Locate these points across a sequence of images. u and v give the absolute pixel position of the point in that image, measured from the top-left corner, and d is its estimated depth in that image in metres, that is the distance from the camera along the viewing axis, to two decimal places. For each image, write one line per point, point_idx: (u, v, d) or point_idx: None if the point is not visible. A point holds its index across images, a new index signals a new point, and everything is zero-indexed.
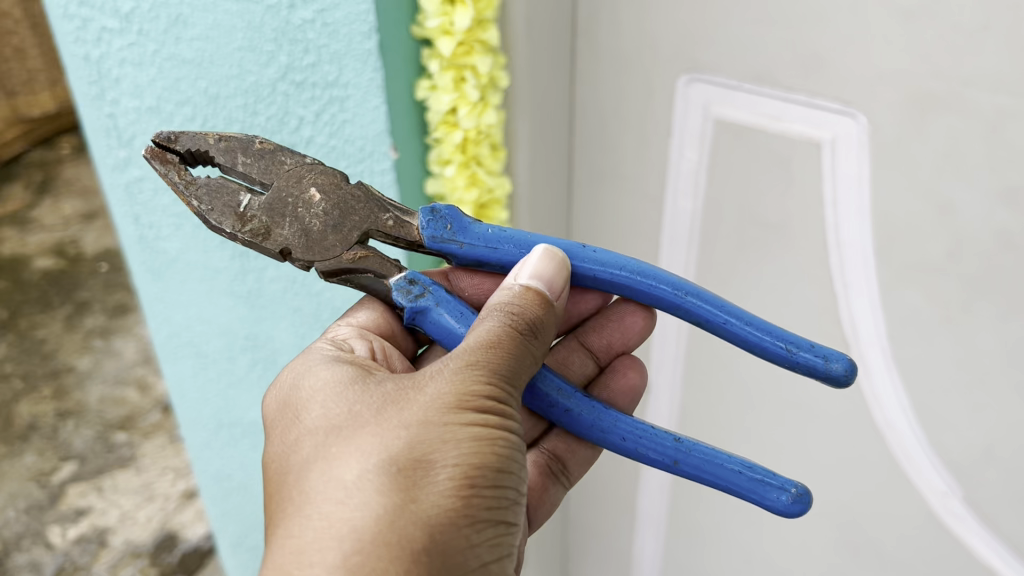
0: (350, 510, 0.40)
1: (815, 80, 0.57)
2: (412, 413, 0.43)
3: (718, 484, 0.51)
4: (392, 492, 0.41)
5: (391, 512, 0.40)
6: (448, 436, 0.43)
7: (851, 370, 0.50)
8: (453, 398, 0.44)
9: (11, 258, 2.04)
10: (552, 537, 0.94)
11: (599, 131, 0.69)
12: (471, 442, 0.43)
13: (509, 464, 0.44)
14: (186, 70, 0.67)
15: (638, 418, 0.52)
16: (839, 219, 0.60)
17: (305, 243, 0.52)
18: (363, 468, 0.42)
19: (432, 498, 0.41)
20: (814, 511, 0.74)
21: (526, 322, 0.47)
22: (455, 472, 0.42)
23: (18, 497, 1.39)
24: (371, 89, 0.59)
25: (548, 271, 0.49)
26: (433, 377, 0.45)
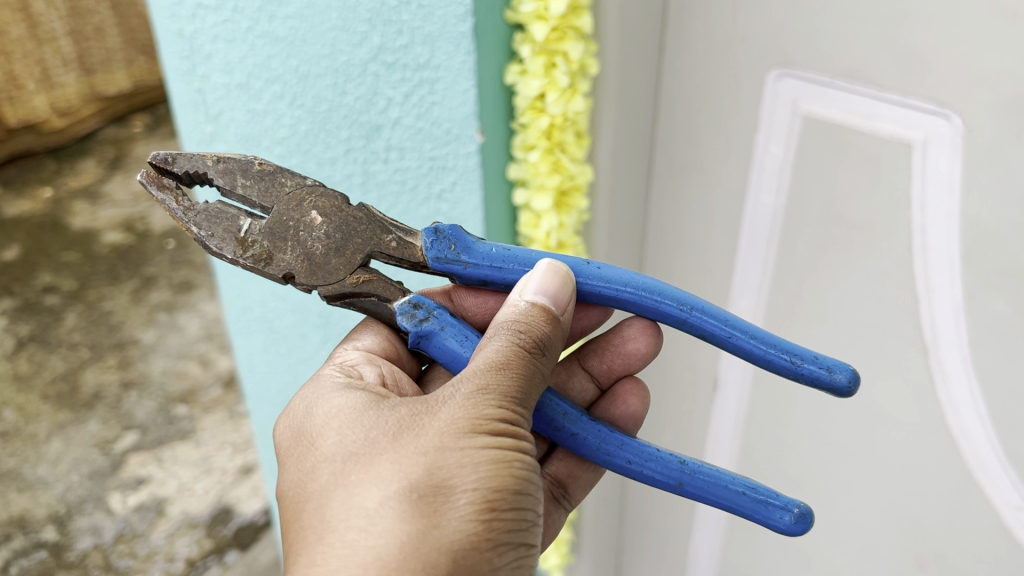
0: (374, 537, 0.41)
1: (911, 81, 0.56)
2: (429, 437, 0.44)
3: (721, 504, 0.53)
4: (415, 519, 0.41)
5: (416, 539, 0.41)
6: (466, 459, 0.43)
7: (853, 381, 0.53)
8: (469, 420, 0.44)
9: (82, 232, 2.11)
10: (608, 531, 0.94)
11: (683, 123, 0.69)
12: (490, 465, 0.43)
13: (526, 487, 0.45)
14: (278, 47, 0.68)
15: (644, 441, 0.54)
16: (926, 222, 0.59)
17: (308, 268, 0.53)
18: (384, 494, 0.42)
19: (454, 523, 0.42)
20: (882, 516, 0.73)
21: (533, 340, 0.48)
22: (476, 496, 0.43)
23: (82, 463, 1.44)
24: (463, 72, 0.60)
25: (553, 286, 0.50)
26: (446, 402, 0.46)
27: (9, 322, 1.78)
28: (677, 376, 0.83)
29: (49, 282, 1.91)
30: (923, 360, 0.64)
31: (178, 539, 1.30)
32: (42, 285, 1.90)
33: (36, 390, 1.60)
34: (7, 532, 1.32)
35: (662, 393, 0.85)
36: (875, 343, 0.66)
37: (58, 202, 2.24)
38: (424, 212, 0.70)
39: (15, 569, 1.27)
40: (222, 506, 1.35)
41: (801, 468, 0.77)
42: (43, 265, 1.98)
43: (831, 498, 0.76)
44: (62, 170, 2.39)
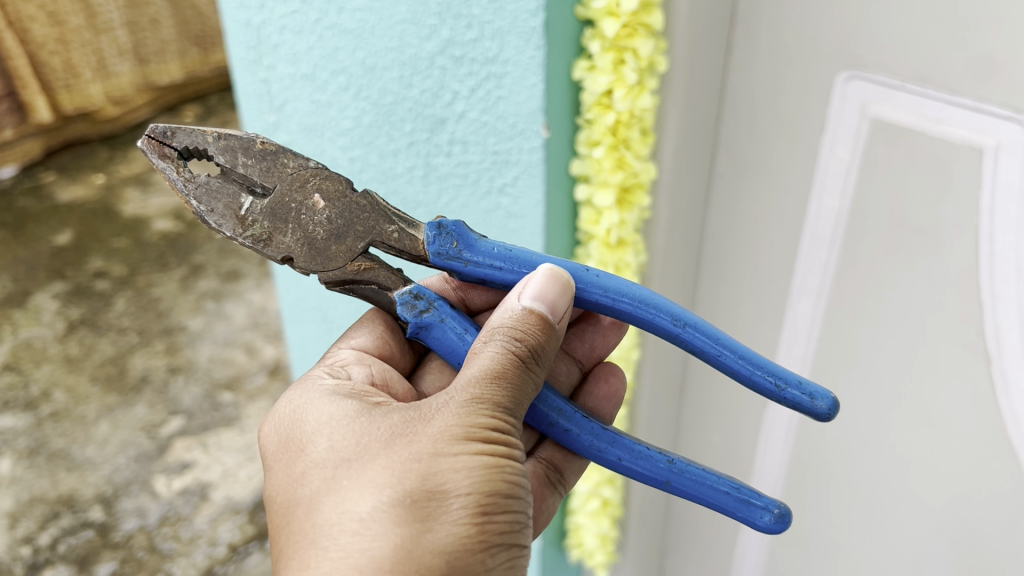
0: (368, 541, 0.42)
1: (985, 86, 0.55)
2: (421, 444, 0.45)
3: (706, 502, 0.55)
4: (407, 524, 0.42)
5: (408, 544, 0.42)
6: (459, 464, 0.44)
7: (833, 407, 0.54)
8: (463, 426, 0.45)
9: (133, 219, 2.14)
10: (653, 532, 0.94)
11: (748, 123, 0.68)
12: (483, 470, 0.44)
13: (518, 490, 0.46)
14: (346, 40, 0.69)
15: (635, 439, 0.54)
16: (995, 230, 0.58)
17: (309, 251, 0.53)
18: (376, 500, 0.43)
19: (446, 528, 0.43)
20: (935, 527, 0.72)
21: (528, 349, 0.48)
22: (468, 500, 0.44)
23: (129, 446, 1.47)
24: (531, 67, 0.60)
25: (551, 292, 0.49)
26: (439, 410, 0.46)
27: (61, 305, 1.82)
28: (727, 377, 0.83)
29: (100, 267, 1.95)
30: (985, 369, 0.63)
31: (221, 524, 1.32)
32: (93, 270, 1.93)
33: (86, 373, 1.63)
34: (55, 510, 1.35)
35: (712, 394, 0.85)
36: (935, 351, 0.65)
37: (110, 189, 2.27)
38: (484, 206, 0.71)
39: (62, 547, 1.29)
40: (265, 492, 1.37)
41: (855, 472, 0.76)
42: (94, 250, 2.02)
43: (884, 505, 0.75)
44: (114, 158, 2.43)
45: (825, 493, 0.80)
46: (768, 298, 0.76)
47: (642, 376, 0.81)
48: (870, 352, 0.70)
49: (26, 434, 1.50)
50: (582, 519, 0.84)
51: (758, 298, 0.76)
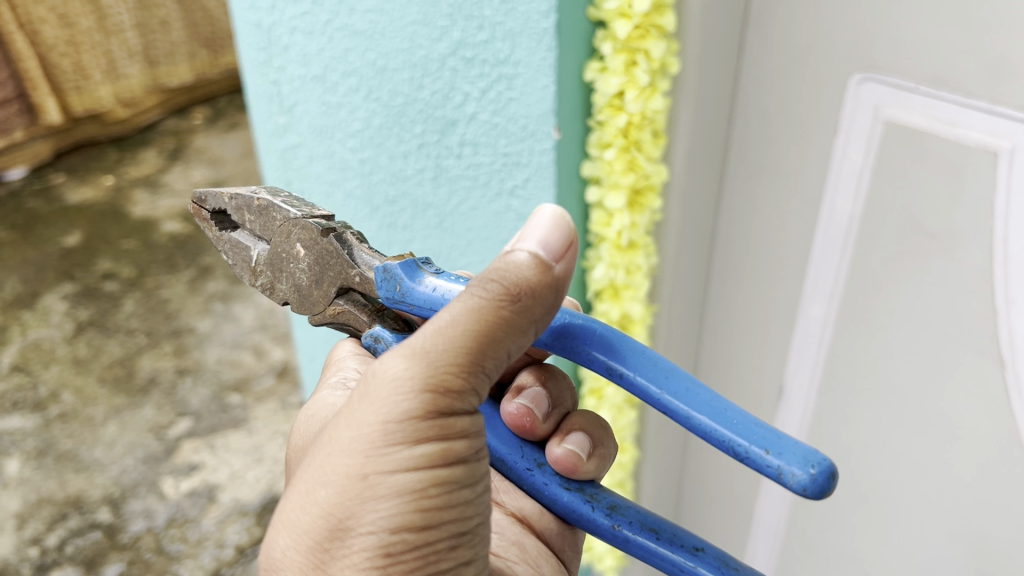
0: (291, 503, 0.41)
1: (1000, 88, 0.54)
2: (327, 456, 0.40)
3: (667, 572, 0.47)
4: (308, 477, 0.41)
5: (306, 499, 0.40)
6: (350, 408, 0.40)
7: (813, 488, 0.37)
8: (373, 435, 0.38)
9: (142, 220, 2.15)
10: None
11: (760, 125, 0.68)
12: (365, 411, 0.39)
13: (408, 427, 0.38)
14: (357, 41, 0.69)
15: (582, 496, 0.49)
16: (1009, 233, 0.57)
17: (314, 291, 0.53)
18: (290, 532, 0.41)
19: (329, 470, 0.40)
20: (946, 532, 0.71)
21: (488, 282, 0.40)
22: (348, 442, 0.39)
23: (137, 447, 1.47)
24: (542, 68, 0.60)
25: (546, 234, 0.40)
26: (359, 403, 0.39)
27: (69, 306, 1.82)
28: (740, 382, 0.82)
29: (109, 268, 1.95)
30: (999, 374, 0.62)
31: (228, 525, 1.32)
32: (102, 271, 1.94)
33: (94, 374, 1.64)
34: (63, 511, 1.35)
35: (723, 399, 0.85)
36: (949, 356, 0.65)
37: (120, 190, 2.28)
38: (494, 209, 0.71)
39: (70, 547, 1.30)
40: (272, 494, 1.37)
41: (865, 477, 0.76)
42: (103, 251, 2.02)
43: (895, 511, 0.75)
44: (123, 159, 2.44)
45: (835, 497, 0.80)
46: (779, 302, 0.75)
47: None
48: (883, 356, 0.69)
49: (34, 435, 1.50)
50: None
51: (771, 301, 0.76)
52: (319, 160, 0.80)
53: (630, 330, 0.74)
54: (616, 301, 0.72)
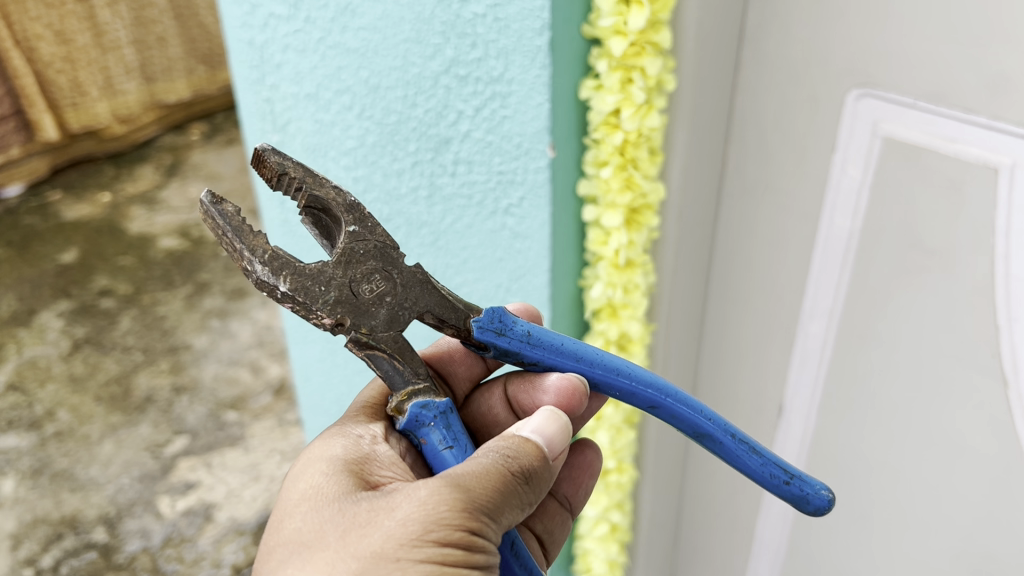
0: (305, 574, 0.42)
1: (1000, 103, 0.53)
2: (360, 543, 0.42)
3: (754, 455, 0.54)
4: (334, 556, 0.42)
5: (331, 573, 0.41)
6: (391, 506, 0.43)
7: (826, 504, 0.55)
8: (415, 525, 0.41)
9: (139, 237, 2.14)
10: (661, 541, 0.94)
11: (757, 141, 0.67)
12: (415, 507, 0.42)
13: (455, 535, 0.41)
14: (350, 59, 0.68)
15: (669, 412, 0.53)
16: (1010, 250, 0.57)
17: (388, 245, 0.49)
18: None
19: (366, 549, 0.41)
20: (951, 552, 0.70)
21: (522, 464, 0.46)
22: (397, 531, 0.41)
23: (133, 466, 1.46)
24: (536, 86, 0.59)
25: (549, 431, 0.49)
26: (403, 501, 0.42)
27: (66, 324, 1.81)
28: (743, 402, 0.81)
29: (106, 285, 1.95)
30: (1001, 393, 0.61)
31: (225, 544, 1.31)
32: (99, 288, 1.93)
33: (90, 392, 1.62)
34: (58, 531, 1.34)
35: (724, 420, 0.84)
36: (951, 374, 0.64)
37: (116, 207, 2.28)
38: (489, 227, 0.70)
39: (65, 569, 1.28)
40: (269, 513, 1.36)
41: (867, 498, 0.75)
42: (100, 268, 2.01)
43: (900, 532, 0.74)
44: (120, 176, 2.44)
45: (838, 517, 0.79)
46: (778, 321, 0.74)
47: None
48: (883, 375, 0.69)
49: (30, 454, 1.49)
50: (590, 544, 0.86)
51: (769, 319, 0.75)
52: None
53: (628, 349, 0.73)
54: (614, 321, 0.71)
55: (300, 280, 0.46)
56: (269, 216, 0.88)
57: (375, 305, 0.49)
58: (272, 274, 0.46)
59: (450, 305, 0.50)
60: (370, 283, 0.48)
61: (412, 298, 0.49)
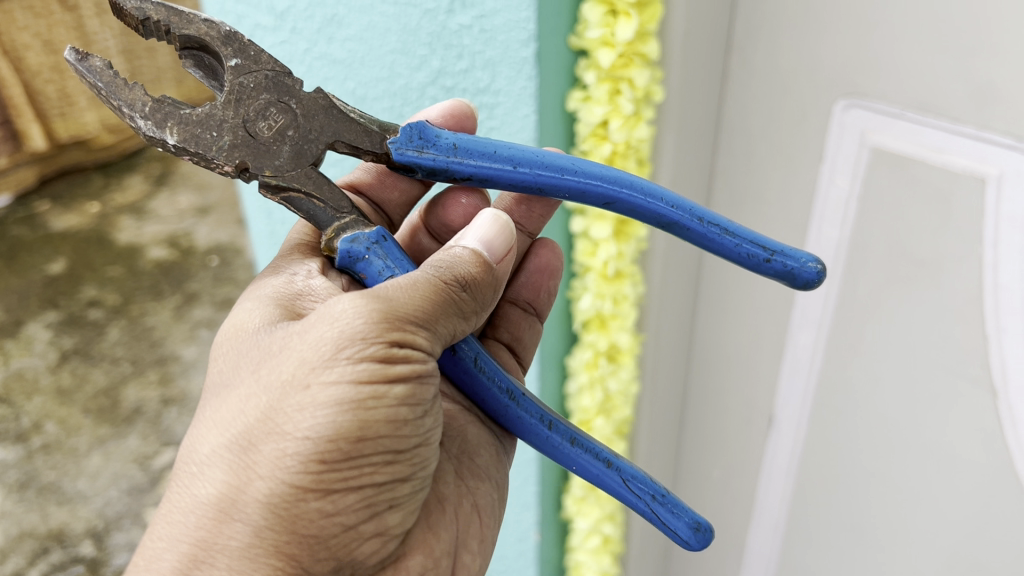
0: (227, 410, 0.42)
1: (988, 114, 0.53)
2: (273, 372, 0.42)
3: (724, 231, 0.50)
4: (255, 386, 0.42)
5: (251, 404, 0.42)
6: (308, 328, 0.42)
7: (817, 273, 0.50)
8: (326, 347, 0.41)
9: (128, 247, 2.13)
10: (653, 550, 0.94)
11: (745, 152, 0.67)
12: (327, 325, 0.41)
13: (370, 347, 0.41)
14: (336, 69, 0.68)
15: (625, 202, 0.50)
16: (999, 261, 0.56)
17: (279, 75, 0.49)
18: (216, 441, 0.42)
19: (281, 375, 0.41)
20: (940, 562, 0.70)
21: (455, 276, 0.45)
22: (310, 353, 0.41)
23: (122, 479, 1.45)
24: (523, 97, 0.59)
25: (491, 235, 0.47)
26: (314, 325, 0.42)
27: (53, 335, 1.80)
28: (731, 410, 0.81)
29: (93, 296, 1.93)
30: (991, 403, 0.61)
31: None
32: (87, 299, 1.92)
33: (78, 403, 1.61)
34: (45, 545, 1.33)
35: (715, 431, 0.84)
36: (939, 385, 0.63)
37: (105, 217, 2.27)
38: None
39: None
40: None
41: (857, 508, 0.75)
42: (88, 279, 2.00)
43: (892, 542, 0.73)
44: (109, 186, 2.43)
45: (832, 528, 0.78)
46: (767, 330, 0.74)
47: (642, 413, 0.79)
48: (873, 385, 0.68)
49: (16, 467, 1.48)
50: (582, 557, 0.86)
51: (759, 328, 0.74)
52: None
53: (618, 360, 0.73)
54: (603, 332, 0.71)
55: (188, 130, 0.47)
56: (257, 227, 0.87)
57: (277, 142, 0.48)
58: (157, 128, 0.46)
59: (361, 131, 0.50)
60: (267, 119, 0.48)
61: (315, 129, 0.49)
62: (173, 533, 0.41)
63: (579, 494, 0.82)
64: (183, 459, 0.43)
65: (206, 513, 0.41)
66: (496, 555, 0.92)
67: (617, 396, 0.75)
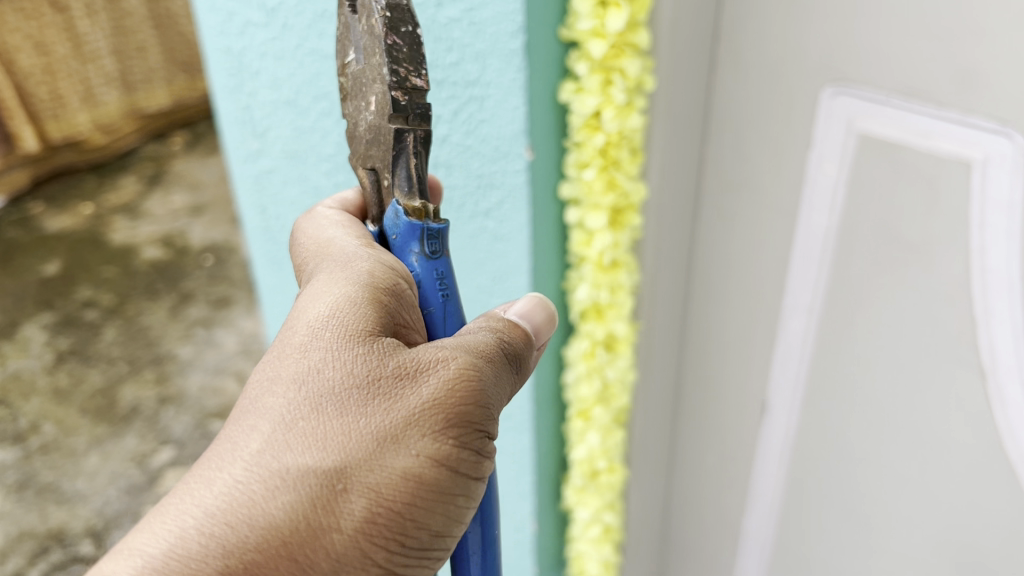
0: (306, 430, 0.36)
1: (972, 99, 0.54)
2: (378, 415, 0.37)
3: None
4: (350, 422, 0.36)
5: (353, 440, 0.36)
6: (415, 373, 0.38)
7: None
8: (439, 410, 0.38)
9: (122, 248, 2.13)
10: (649, 542, 0.95)
11: (733, 141, 0.68)
12: (448, 382, 0.38)
13: (475, 431, 0.39)
14: (326, 65, 0.68)
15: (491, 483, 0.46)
16: (985, 244, 0.57)
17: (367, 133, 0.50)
18: (295, 472, 0.34)
19: (392, 422, 0.37)
20: (933, 544, 0.71)
21: (520, 356, 0.43)
22: (428, 406, 0.37)
23: (120, 478, 1.46)
24: (513, 89, 0.59)
25: (538, 321, 0.44)
26: (422, 373, 0.38)
27: (49, 336, 1.81)
28: (723, 399, 0.82)
29: (88, 297, 1.94)
30: (980, 385, 0.62)
31: None
32: (82, 299, 1.92)
33: (76, 404, 1.62)
34: (44, 545, 1.34)
35: (706, 419, 0.85)
36: (928, 367, 0.64)
37: (99, 217, 2.27)
38: (470, 230, 0.70)
39: None
40: None
41: (851, 492, 0.75)
42: (83, 279, 2.01)
43: (886, 528, 0.74)
44: (102, 186, 2.43)
45: (827, 514, 0.79)
46: (758, 317, 0.75)
47: (638, 399, 0.81)
48: (865, 370, 0.69)
49: (14, 468, 1.48)
50: (583, 546, 0.86)
51: (751, 316, 0.75)
52: (293, 186, 0.80)
53: (616, 348, 0.74)
54: (600, 321, 0.71)
55: None
56: (251, 224, 0.88)
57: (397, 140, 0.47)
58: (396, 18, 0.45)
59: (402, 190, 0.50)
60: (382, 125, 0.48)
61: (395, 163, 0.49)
62: (207, 563, 0.32)
63: (579, 485, 0.82)
64: (238, 473, 0.34)
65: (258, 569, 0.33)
66: None
67: (615, 384, 0.76)
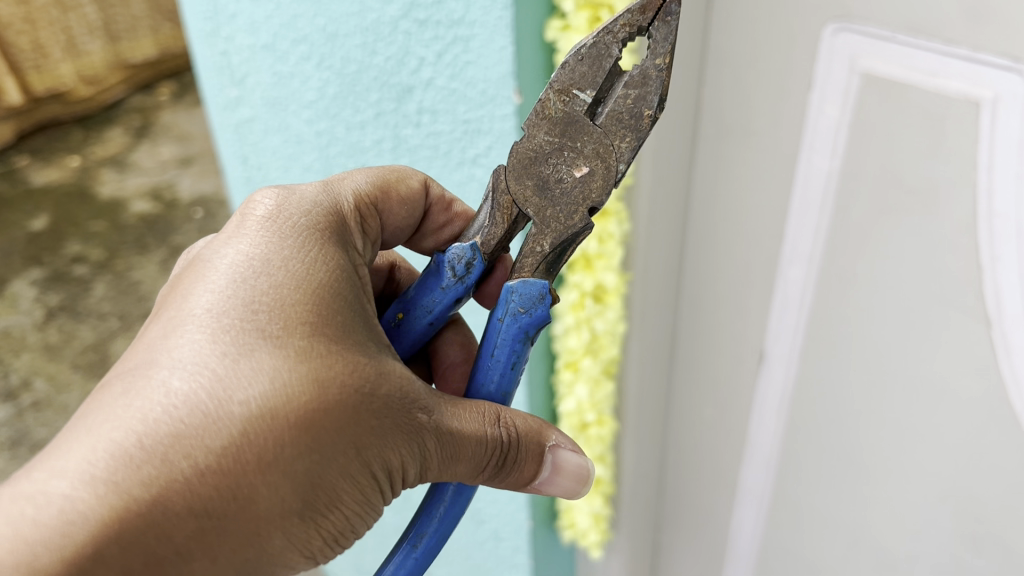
0: (301, 426, 0.41)
1: (982, 34, 0.51)
2: (356, 448, 0.43)
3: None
4: (337, 442, 0.42)
5: (326, 459, 0.42)
6: (410, 425, 0.44)
7: None
8: (416, 464, 0.45)
9: (111, 201, 2.10)
10: (645, 498, 0.95)
11: (732, 82, 0.65)
12: (436, 447, 0.45)
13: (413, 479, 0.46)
14: (305, 6, 0.65)
15: (450, 515, 0.51)
16: (994, 186, 0.55)
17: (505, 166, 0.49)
18: (261, 462, 0.40)
19: (369, 456, 0.43)
20: (933, 493, 0.70)
21: (509, 467, 0.48)
22: (401, 457, 0.44)
23: None
24: (499, 28, 0.56)
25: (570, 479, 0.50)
26: (419, 432, 0.45)
27: (39, 291, 1.79)
28: (721, 349, 0.80)
29: (78, 252, 1.91)
30: (985, 332, 0.60)
31: None
32: (71, 255, 1.90)
33: (67, 360, 1.60)
34: None
35: (704, 369, 0.83)
36: (930, 314, 0.62)
37: (86, 171, 2.23)
38: (457, 177, 0.68)
39: None
40: None
41: (849, 442, 0.74)
42: (72, 234, 1.98)
43: (886, 478, 0.73)
44: (90, 139, 2.39)
45: (825, 463, 0.78)
46: (754, 264, 0.73)
47: (630, 350, 0.78)
48: (865, 318, 0.67)
49: (7, 425, 1.48)
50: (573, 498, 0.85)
51: (748, 264, 0.73)
52: (274, 134, 0.77)
53: (605, 300, 0.71)
54: (589, 272, 0.69)
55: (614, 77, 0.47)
56: (233, 174, 0.85)
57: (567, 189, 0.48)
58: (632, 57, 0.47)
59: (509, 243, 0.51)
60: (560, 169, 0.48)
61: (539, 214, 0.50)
62: (148, 499, 0.38)
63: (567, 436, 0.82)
64: (225, 441, 0.39)
65: (198, 543, 0.39)
66: (487, 499, 0.90)
67: (604, 336, 0.74)
